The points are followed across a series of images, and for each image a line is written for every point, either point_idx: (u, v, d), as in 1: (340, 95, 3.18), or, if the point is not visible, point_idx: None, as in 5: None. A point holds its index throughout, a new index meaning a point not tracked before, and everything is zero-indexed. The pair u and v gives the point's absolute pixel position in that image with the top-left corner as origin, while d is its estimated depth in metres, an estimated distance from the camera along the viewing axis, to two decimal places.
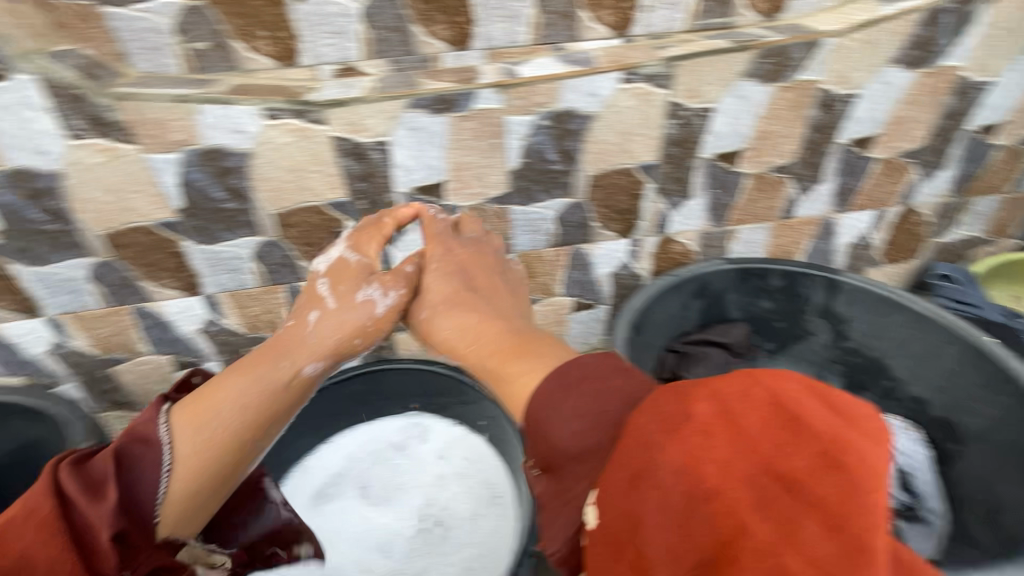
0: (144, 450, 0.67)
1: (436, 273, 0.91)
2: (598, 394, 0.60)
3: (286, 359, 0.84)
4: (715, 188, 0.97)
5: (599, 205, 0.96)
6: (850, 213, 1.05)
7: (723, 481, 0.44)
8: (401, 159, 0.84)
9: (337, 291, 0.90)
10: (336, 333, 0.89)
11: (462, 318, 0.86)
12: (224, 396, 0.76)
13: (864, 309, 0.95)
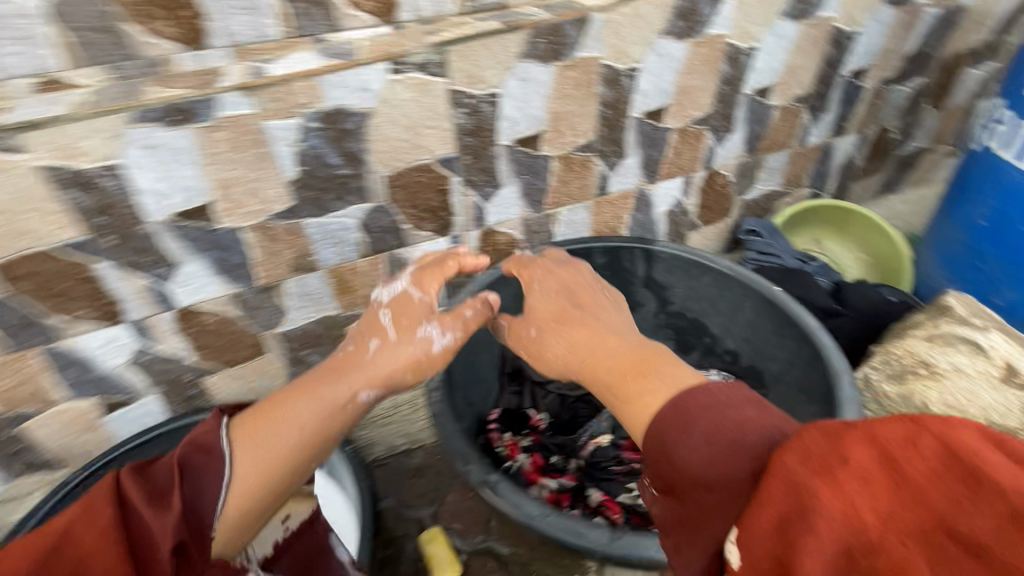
0: (212, 456, 0.62)
1: (547, 302, 0.83)
2: (730, 427, 0.52)
3: (346, 384, 0.73)
4: (525, 173, 0.95)
5: (404, 206, 0.90)
6: (659, 182, 1.10)
7: (885, 527, 0.39)
8: (147, 182, 0.71)
9: (401, 324, 0.80)
10: (398, 363, 0.77)
11: (578, 340, 0.75)
12: (305, 417, 0.69)
13: (680, 275, 0.98)
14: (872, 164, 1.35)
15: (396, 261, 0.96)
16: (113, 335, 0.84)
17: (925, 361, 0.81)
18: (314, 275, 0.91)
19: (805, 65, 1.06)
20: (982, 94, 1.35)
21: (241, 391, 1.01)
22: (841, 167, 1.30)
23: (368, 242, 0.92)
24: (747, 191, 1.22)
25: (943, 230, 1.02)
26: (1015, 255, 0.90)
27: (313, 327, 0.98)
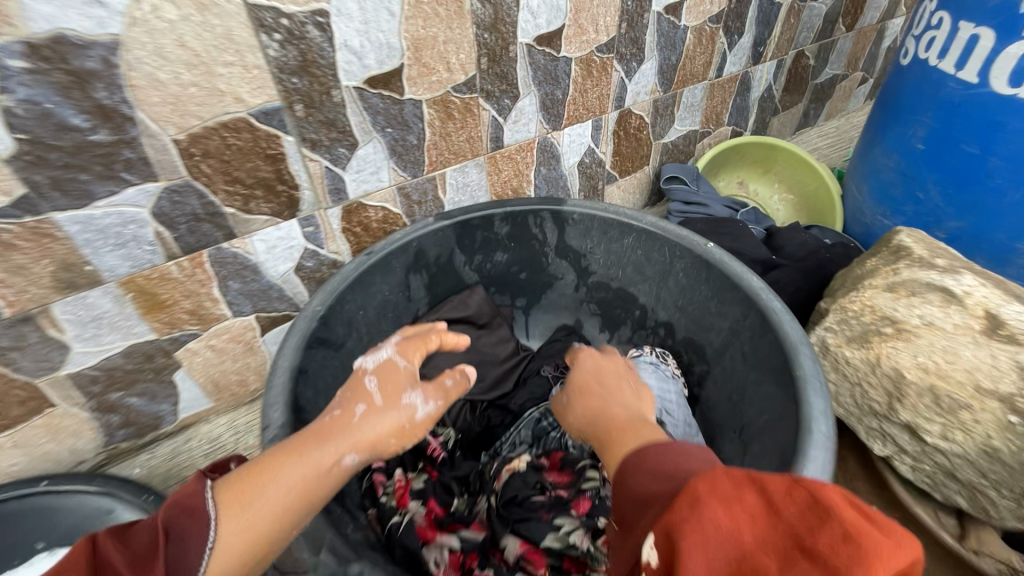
0: (193, 518, 0.42)
1: (588, 368, 0.60)
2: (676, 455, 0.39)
3: (333, 444, 0.49)
4: (388, 124, 0.72)
5: (219, 181, 0.65)
6: (564, 129, 0.91)
7: (760, 543, 0.27)
8: None
9: (389, 391, 0.55)
10: (387, 425, 0.52)
11: (605, 406, 0.53)
12: (290, 476, 0.46)
13: (598, 238, 0.81)
14: (789, 95, 1.25)
15: (226, 259, 0.71)
16: None
17: (891, 316, 0.66)
18: (98, 292, 0.64)
19: None
20: (887, 12, 1.27)
21: (28, 465, 0.72)
22: (759, 100, 1.18)
23: (175, 238, 0.66)
24: (665, 133, 1.06)
25: (878, 158, 0.93)
26: (958, 180, 0.80)
27: (120, 362, 0.70)
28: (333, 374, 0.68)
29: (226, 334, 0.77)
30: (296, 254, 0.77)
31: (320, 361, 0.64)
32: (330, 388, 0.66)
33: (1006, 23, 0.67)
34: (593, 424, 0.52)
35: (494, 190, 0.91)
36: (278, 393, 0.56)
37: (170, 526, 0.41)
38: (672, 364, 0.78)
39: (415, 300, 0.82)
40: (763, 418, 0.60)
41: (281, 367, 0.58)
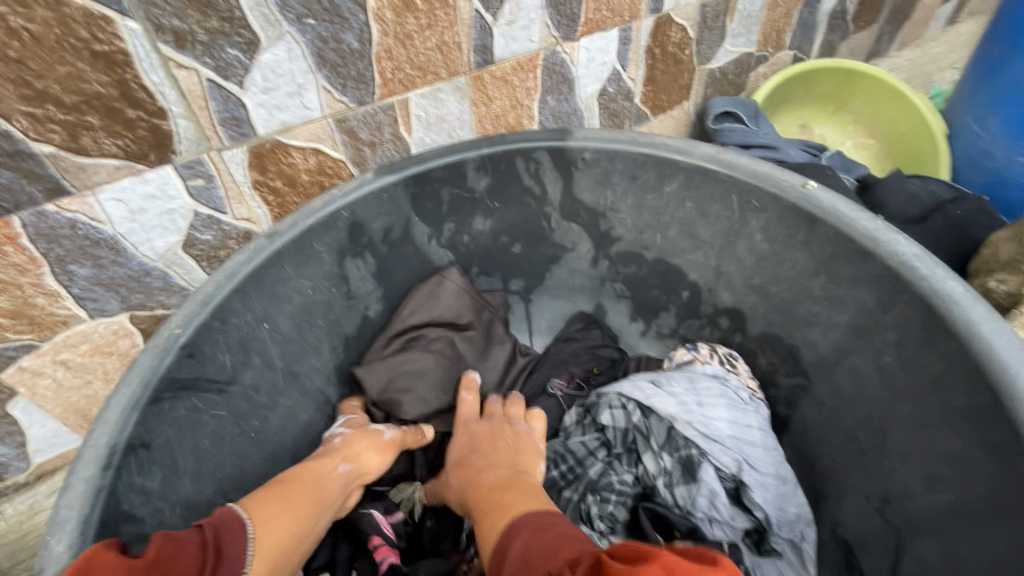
0: (235, 527, 0.32)
1: (462, 434, 0.51)
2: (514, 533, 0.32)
3: (323, 458, 0.45)
4: (308, 12, 0.46)
5: (12, 96, 0.38)
6: (581, 39, 0.64)
7: None
8: None
9: (359, 422, 0.51)
10: (367, 437, 0.49)
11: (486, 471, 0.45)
12: (304, 483, 0.41)
13: (624, 187, 0.55)
14: (864, 12, 0.96)
15: (59, 231, 0.45)
16: None
17: None
18: None
19: None
20: None
21: None
22: (830, 16, 0.90)
23: None
24: (713, 54, 0.78)
25: (1022, 72, 0.67)
26: None
27: None
28: (216, 430, 0.43)
29: (82, 343, 0.52)
30: (181, 222, 0.51)
31: (185, 418, 0.40)
32: (210, 453, 0.42)
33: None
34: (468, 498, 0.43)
35: (481, 130, 0.64)
36: (77, 497, 0.32)
37: (215, 534, 0.31)
38: (745, 375, 0.52)
39: (359, 297, 0.55)
40: (945, 500, 0.35)
41: (91, 447, 0.34)
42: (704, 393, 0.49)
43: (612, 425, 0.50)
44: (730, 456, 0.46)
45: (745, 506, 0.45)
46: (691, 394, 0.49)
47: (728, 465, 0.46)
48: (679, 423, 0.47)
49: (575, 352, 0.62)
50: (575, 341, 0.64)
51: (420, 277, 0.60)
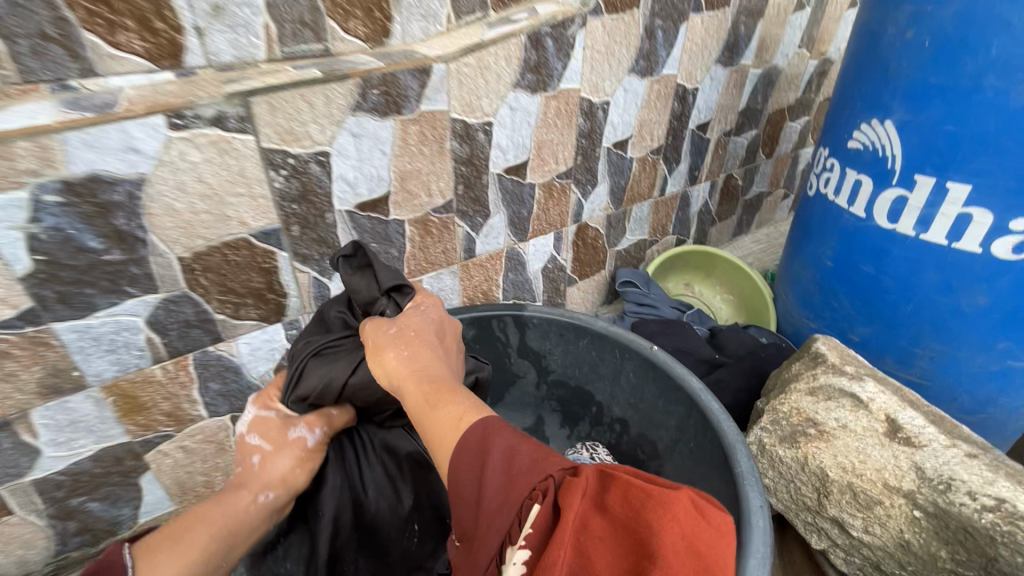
0: (116, 564, 0.56)
1: (417, 313, 0.64)
2: (490, 430, 0.44)
3: (241, 490, 0.70)
4: (374, 240, 0.81)
5: (213, 293, 0.70)
6: (530, 240, 1.02)
7: (597, 515, 0.36)
8: None
9: (273, 437, 0.72)
10: (285, 463, 0.72)
11: (428, 360, 0.57)
12: (227, 510, 0.67)
13: (556, 339, 0.91)
14: (724, 209, 1.43)
15: (210, 362, 0.74)
16: None
17: (813, 419, 0.67)
18: (80, 396, 0.66)
19: (656, 118, 1.07)
20: (799, 143, 1.52)
21: None
22: (699, 213, 1.36)
23: (165, 343, 0.69)
24: (617, 241, 1.19)
25: (799, 268, 1.07)
26: (863, 295, 0.93)
27: (89, 465, 0.71)
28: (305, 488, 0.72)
29: (199, 434, 0.79)
30: (277, 355, 0.81)
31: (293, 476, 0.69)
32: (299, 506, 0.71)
33: (938, 164, 0.76)
34: (416, 379, 0.55)
35: (466, 292, 0.99)
36: None
37: (99, 567, 0.56)
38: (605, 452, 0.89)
39: None
40: None
41: None
42: None
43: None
44: None
45: None
46: None
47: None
48: None
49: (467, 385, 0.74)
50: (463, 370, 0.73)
51: None
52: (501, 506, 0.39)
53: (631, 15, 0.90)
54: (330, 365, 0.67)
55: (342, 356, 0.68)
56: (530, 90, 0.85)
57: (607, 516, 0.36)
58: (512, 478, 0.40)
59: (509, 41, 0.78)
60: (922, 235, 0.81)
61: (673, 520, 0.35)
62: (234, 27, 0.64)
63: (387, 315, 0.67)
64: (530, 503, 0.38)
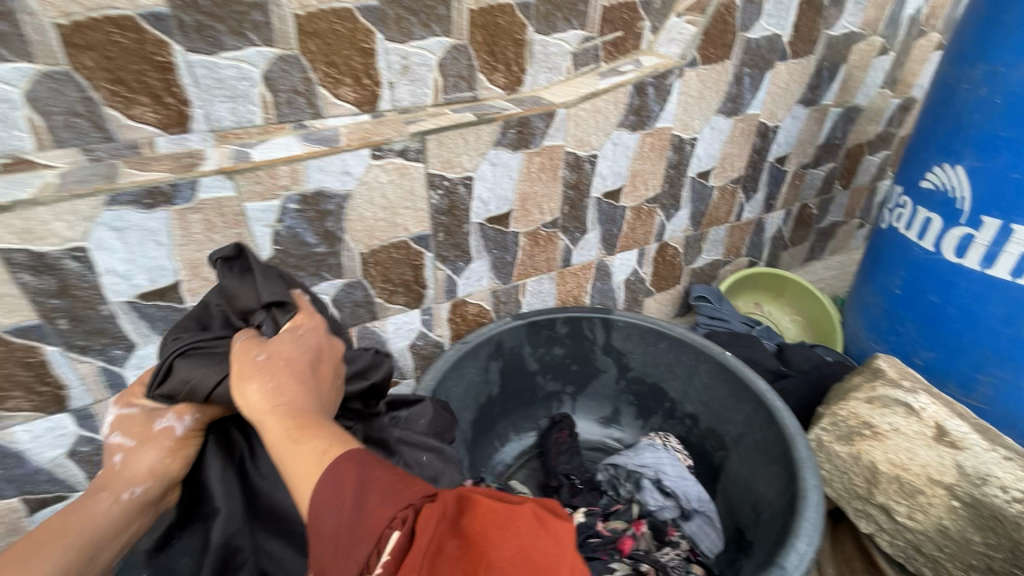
0: None
1: (290, 339, 0.61)
2: (347, 469, 0.48)
3: (105, 491, 0.61)
4: (495, 247, 1.00)
5: (377, 281, 0.91)
6: (617, 254, 1.18)
7: (450, 538, 0.43)
8: (125, 270, 0.70)
9: (134, 433, 0.63)
10: (150, 453, 0.63)
11: (295, 397, 0.55)
12: (89, 520, 0.59)
13: (638, 341, 1.06)
14: (797, 235, 1.52)
15: (366, 335, 0.95)
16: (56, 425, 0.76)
17: (868, 422, 0.79)
18: None
19: (737, 152, 1.20)
20: (877, 176, 1.58)
21: None
22: (772, 238, 1.45)
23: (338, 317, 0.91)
24: (693, 259, 1.32)
25: (867, 295, 1.15)
26: (929, 323, 1.01)
27: None
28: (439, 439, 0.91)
29: None
30: (412, 334, 1.01)
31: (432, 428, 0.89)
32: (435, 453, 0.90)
33: (1004, 209, 0.85)
34: (279, 415, 0.53)
35: (560, 295, 1.16)
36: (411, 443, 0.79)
37: None
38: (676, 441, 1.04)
39: (489, 383, 1.05)
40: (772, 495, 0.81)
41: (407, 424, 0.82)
42: (647, 451, 0.96)
43: (604, 476, 0.96)
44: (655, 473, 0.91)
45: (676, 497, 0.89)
46: (641, 449, 0.97)
47: (655, 506, 0.88)
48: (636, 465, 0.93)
49: (358, 389, 0.72)
50: (351, 374, 0.71)
51: (527, 371, 1.10)
52: (360, 540, 0.43)
53: (722, 65, 1.04)
54: (199, 371, 0.61)
55: (219, 362, 0.62)
56: (631, 129, 1.01)
57: (457, 536, 0.44)
58: (370, 516, 0.44)
59: (619, 90, 0.94)
60: (986, 271, 0.89)
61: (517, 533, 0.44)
62: (414, 82, 0.84)
63: (263, 333, 0.64)
64: (391, 532, 0.43)
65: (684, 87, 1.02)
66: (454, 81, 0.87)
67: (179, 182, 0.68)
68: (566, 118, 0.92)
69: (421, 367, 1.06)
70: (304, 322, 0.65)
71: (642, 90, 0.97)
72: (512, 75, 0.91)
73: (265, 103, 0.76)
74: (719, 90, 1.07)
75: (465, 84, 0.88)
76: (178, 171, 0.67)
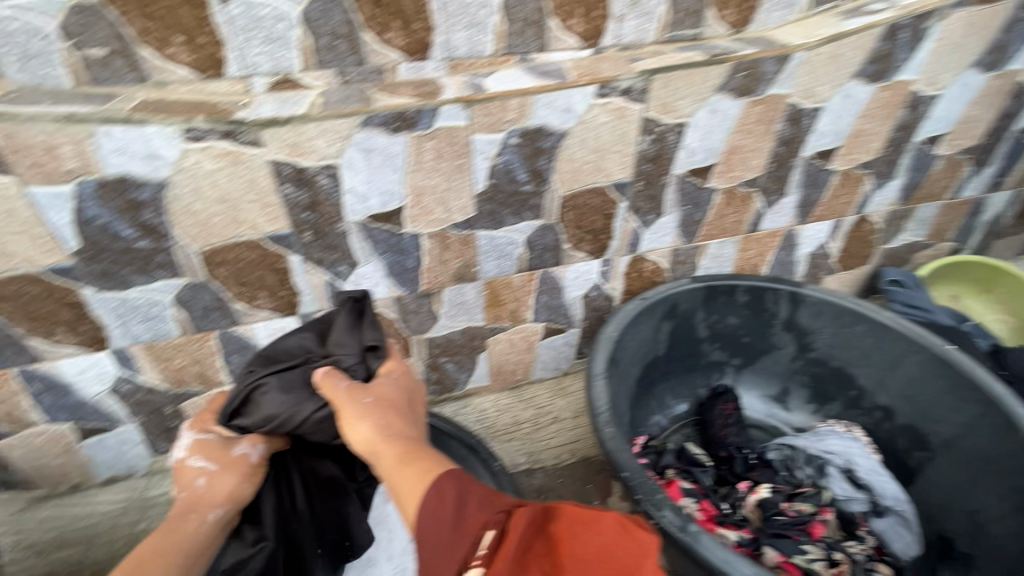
0: None
1: (389, 382, 0.67)
2: (439, 490, 0.51)
3: (191, 514, 0.70)
4: (689, 202, 0.94)
5: (570, 226, 0.89)
6: (809, 223, 1.07)
7: (535, 532, 0.47)
8: (362, 190, 0.74)
9: (217, 459, 0.72)
10: (230, 479, 0.72)
11: (399, 429, 0.61)
12: (181, 540, 0.67)
13: (829, 321, 0.97)
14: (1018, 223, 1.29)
15: (547, 279, 0.95)
16: (284, 326, 0.84)
17: None
18: (471, 285, 0.91)
19: (980, 116, 1.02)
20: None
21: None
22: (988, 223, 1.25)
23: (527, 258, 0.91)
24: (890, 238, 1.17)
25: None
26: None
27: (457, 337, 0.97)
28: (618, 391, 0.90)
29: (521, 333, 1.01)
30: (588, 284, 0.99)
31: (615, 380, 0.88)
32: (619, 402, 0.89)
33: None
34: (383, 445, 0.59)
35: (738, 261, 1.08)
36: (601, 388, 0.79)
37: None
38: (860, 433, 0.96)
39: (657, 343, 1.02)
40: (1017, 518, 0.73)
41: (594, 370, 0.82)
42: (832, 437, 0.89)
43: (778, 455, 0.89)
44: (842, 458, 0.85)
45: (866, 488, 0.83)
46: (817, 434, 0.90)
47: (842, 496, 0.83)
48: (809, 448, 0.88)
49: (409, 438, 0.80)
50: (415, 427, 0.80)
51: (695, 338, 1.05)
52: (455, 544, 0.47)
53: (996, 7, 0.86)
54: (289, 404, 0.69)
55: (307, 399, 0.69)
56: (868, 81, 0.88)
57: (546, 538, 0.47)
58: (465, 521, 0.48)
59: (867, 33, 0.82)
60: None
61: (599, 532, 0.46)
62: (642, 16, 0.79)
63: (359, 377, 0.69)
64: (483, 533, 0.47)
65: (942, 33, 0.86)
66: (682, 16, 0.80)
67: (421, 108, 0.69)
68: (801, 63, 0.82)
69: (589, 318, 1.05)
70: (394, 367, 0.70)
71: (894, 33, 0.84)
72: (744, 12, 0.82)
73: (498, 33, 0.74)
74: (982, 39, 0.90)
75: (692, 19, 0.81)
76: (425, 98, 0.69)
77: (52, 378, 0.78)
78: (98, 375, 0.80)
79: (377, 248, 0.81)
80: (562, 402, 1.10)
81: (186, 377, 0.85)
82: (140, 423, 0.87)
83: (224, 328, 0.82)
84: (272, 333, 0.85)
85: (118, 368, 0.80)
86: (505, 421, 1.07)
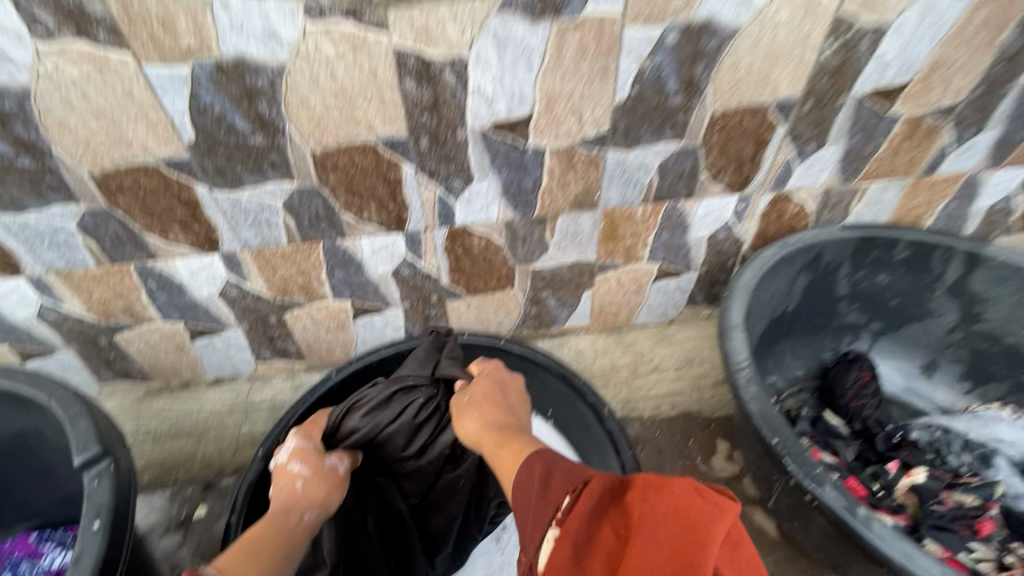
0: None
1: (483, 376, 0.71)
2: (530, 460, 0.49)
3: (291, 509, 0.65)
4: (860, 132, 0.78)
5: (713, 153, 0.76)
6: (1001, 169, 0.87)
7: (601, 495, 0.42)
8: (489, 93, 0.65)
9: (312, 462, 0.70)
10: (324, 485, 0.68)
11: (495, 416, 0.64)
12: (286, 531, 0.63)
13: (1014, 288, 0.82)
14: None
15: (674, 213, 0.84)
16: (390, 243, 0.79)
17: None
18: (589, 214, 0.81)
19: None
20: None
21: (471, 323, 0.96)
22: None
23: (657, 188, 0.79)
24: None
25: None
26: None
27: (564, 271, 0.89)
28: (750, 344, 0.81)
29: (633, 273, 0.92)
30: (718, 224, 0.87)
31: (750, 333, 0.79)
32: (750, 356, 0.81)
33: None
34: (488, 430, 0.62)
35: (899, 210, 0.91)
36: (740, 342, 0.70)
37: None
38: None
39: (789, 297, 0.89)
40: None
41: (727, 323, 0.72)
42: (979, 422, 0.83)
43: (923, 434, 0.83)
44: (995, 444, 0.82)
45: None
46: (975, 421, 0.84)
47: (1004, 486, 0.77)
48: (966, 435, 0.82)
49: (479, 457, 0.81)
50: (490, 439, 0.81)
51: (833, 296, 0.92)
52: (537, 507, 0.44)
53: None
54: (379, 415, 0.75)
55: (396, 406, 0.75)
56: None
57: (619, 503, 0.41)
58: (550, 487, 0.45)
59: None
60: None
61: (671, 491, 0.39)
62: None
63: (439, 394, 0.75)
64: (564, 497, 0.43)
65: None
66: None
67: None
68: None
69: (710, 263, 0.93)
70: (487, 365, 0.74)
71: None
72: None
73: None
74: None
75: None
76: None
77: (166, 276, 0.77)
78: (208, 278, 0.79)
79: (495, 162, 0.72)
80: (664, 351, 1.01)
81: (289, 289, 0.83)
82: (246, 330, 0.87)
83: (329, 241, 0.78)
84: (376, 251, 0.80)
85: (227, 272, 0.78)
86: (603, 365, 1.00)
